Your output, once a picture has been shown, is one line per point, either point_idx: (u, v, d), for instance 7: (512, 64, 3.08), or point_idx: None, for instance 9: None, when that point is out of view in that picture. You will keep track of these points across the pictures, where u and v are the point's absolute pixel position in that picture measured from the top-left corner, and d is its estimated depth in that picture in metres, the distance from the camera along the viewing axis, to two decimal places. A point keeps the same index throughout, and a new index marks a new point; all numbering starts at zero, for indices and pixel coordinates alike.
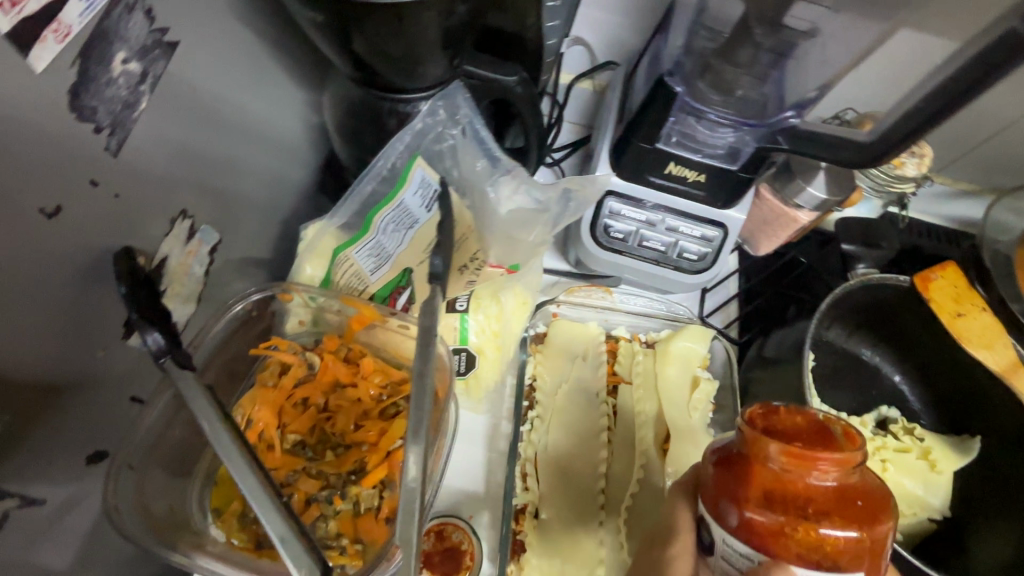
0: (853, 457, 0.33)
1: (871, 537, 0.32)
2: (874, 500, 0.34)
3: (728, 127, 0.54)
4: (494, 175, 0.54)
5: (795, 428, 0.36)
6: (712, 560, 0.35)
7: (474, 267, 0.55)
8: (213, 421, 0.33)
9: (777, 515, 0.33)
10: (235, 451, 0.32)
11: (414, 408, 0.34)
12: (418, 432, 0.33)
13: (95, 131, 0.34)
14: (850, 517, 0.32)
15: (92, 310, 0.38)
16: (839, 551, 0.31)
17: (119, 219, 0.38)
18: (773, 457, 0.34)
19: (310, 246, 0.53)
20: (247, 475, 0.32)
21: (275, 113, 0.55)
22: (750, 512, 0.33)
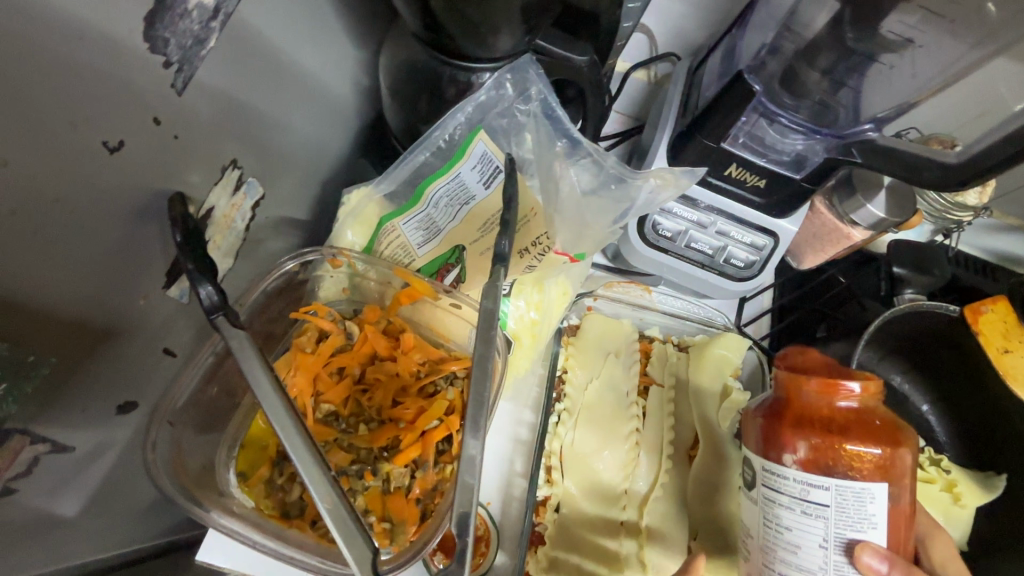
0: (872, 383, 0.38)
1: (894, 450, 0.36)
2: (898, 426, 0.38)
3: (799, 133, 0.52)
4: (573, 159, 0.53)
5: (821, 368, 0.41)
6: (754, 494, 0.39)
7: (537, 252, 0.52)
8: (268, 393, 0.31)
9: (809, 437, 0.37)
10: (290, 429, 0.30)
11: (474, 404, 0.33)
12: (477, 429, 0.33)
13: (164, 66, 0.32)
14: (873, 434, 0.36)
15: (140, 254, 0.36)
16: (866, 464, 0.35)
17: (174, 161, 0.36)
18: (802, 388, 0.39)
19: (353, 211, 0.51)
20: (303, 454, 0.30)
21: (330, 68, 0.53)
22: (788, 438, 0.38)
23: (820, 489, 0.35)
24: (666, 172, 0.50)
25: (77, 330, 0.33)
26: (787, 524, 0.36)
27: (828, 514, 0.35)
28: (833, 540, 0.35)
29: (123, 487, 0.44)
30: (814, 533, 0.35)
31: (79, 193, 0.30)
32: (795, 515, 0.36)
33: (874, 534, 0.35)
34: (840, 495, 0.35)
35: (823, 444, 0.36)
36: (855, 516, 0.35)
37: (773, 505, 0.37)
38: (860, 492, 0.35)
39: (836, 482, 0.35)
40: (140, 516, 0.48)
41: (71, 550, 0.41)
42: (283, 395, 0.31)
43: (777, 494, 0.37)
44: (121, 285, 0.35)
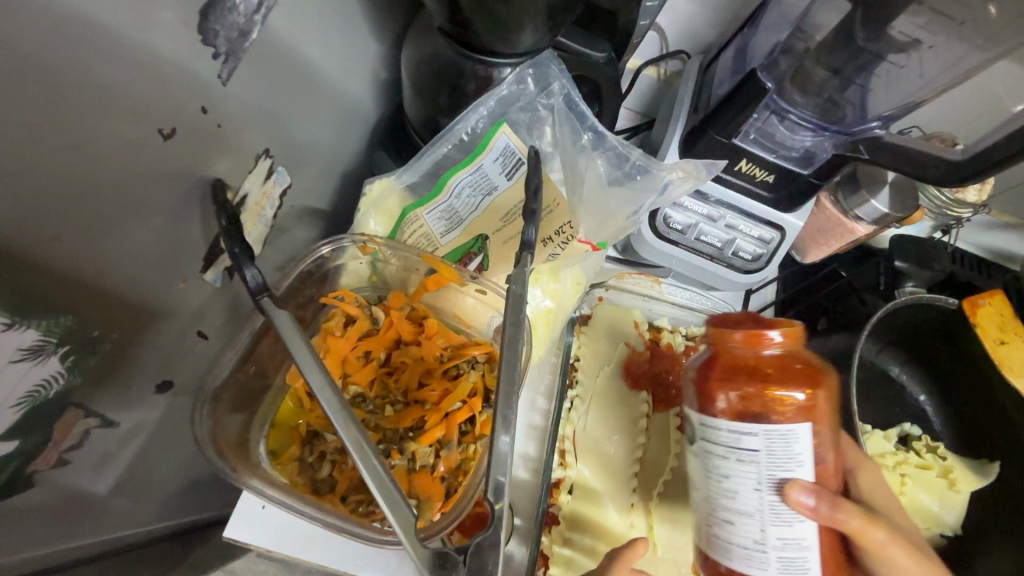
0: (793, 328, 0.38)
1: (815, 390, 0.36)
2: (819, 367, 0.38)
3: (808, 130, 0.55)
4: (596, 150, 0.55)
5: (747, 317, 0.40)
6: (695, 447, 0.39)
7: (560, 241, 0.54)
8: (318, 378, 0.33)
9: (740, 386, 0.37)
10: (341, 412, 0.32)
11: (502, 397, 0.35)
12: (508, 423, 0.34)
13: (213, 57, 0.34)
14: (795, 378, 0.36)
15: (182, 239, 0.37)
16: (791, 406, 0.35)
17: (216, 150, 0.37)
18: (729, 341, 0.38)
19: (375, 202, 0.53)
20: (354, 436, 0.31)
21: (355, 62, 0.55)
22: (718, 390, 0.37)
23: (750, 435, 0.35)
24: (687, 166, 0.52)
25: (125, 310, 0.34)
26: (724, 472, 0.36)
27: (760, 459, 0.35)
28: (766, 482, 0.35)
29: (157, 464, 0.45)
30: (747, 478, 0.35)
31: (135, 178, 0.31)
32: (730, 463, 0.36)
33: (802, 472, 0.35)
34: (768, 439, 0.35)
35: (751, 392, 0.36)
36: (782, 457, 0.35)
37: (711, 457, 0.37)
38: (786, 434, 0.35)
39: (764, 427, 0.35)
40: (170, 494, 0.50)
41: (108, 523, 0.42)
42: (331, 381, 0.33)
43: (713, 444, 0.37)
44: (165, 268, 0.37)
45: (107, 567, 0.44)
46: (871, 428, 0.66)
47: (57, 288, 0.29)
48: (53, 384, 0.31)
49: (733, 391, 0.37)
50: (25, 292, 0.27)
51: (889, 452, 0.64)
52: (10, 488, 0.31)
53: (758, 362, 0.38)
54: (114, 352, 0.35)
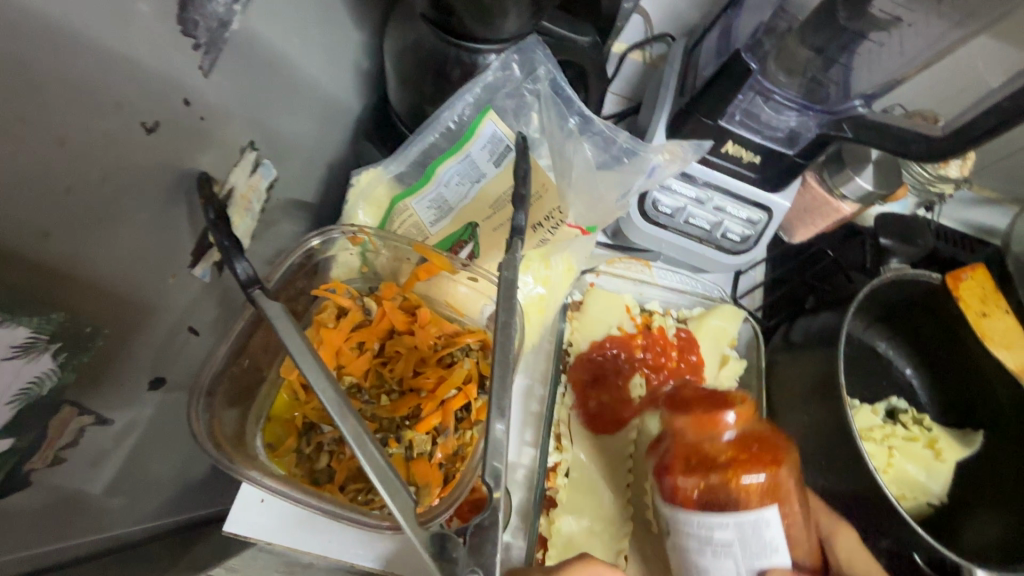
0: (740, 408, 0.43)
1: (775, 469, 0.41)
2: (773, 443, 0.43)
3: (793, 109, 0.55)
4: (583, 134, 0.55)
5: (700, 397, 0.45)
6: (671, 541, 0.42)
7: (550, 225, 0.55)
8: (314, 370, 0.32)
9: (705, 475, 0.41)
10: (339, 404, 0.32)
11: (499, 382, 0.34)
12: (502, 409, 0.33)
13: (194, 49, 0.33)
14: (754, 462, 0.41)
15: (172, 235, 0.37)
16: (755, 491, 0.39)
17: (201, 144, 0.37)
18: (687, 428, 0.43)
19: (363, 192, 0.53)
20: (354, 426, 0.31)
21: (336, 51, 0.54)
22: (683, 480, 0.42)
23: (722, 527, 0.38)
24: (676, 147, 0.53)
25: (116, 306, 0.34)
26: (705, 562, 0.40)
27: (734, 548, 0.38)
28: (745, 569, 0.38)
29: (154, 461, 0.45)
30: (727, 569, 0.39)
31: (120, 172, 0.31)
32: (709, 554, 0.39)
33: (777, 556, 0.38)
34: (740, 529, 0.38)
35: (714, 482, 0.40)
36: (757, 546, 0.38)
37: (690, 550, 0.40)
38: (756, 521, 0.38)
39: (735, 518, 0.38)
40: (168, 491, 0.50)
41: (106, 520, 0.43)
42: (327, 372, 0.33)
43: (688, 539, 0.40)
44: (154, 263, 0.36)
45: (108, 564, 0.44)
46: (859, 403, 0.68)
47: (44, 286, 0.29)
48: (47, 381, 0.31)
49: (697, 480, 0.41)
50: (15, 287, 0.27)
51: (877, 426, 0.66)
52: (7, 487, 0.31)
53: (717, 446, 0.42)
54: (107, 350, 0.35)
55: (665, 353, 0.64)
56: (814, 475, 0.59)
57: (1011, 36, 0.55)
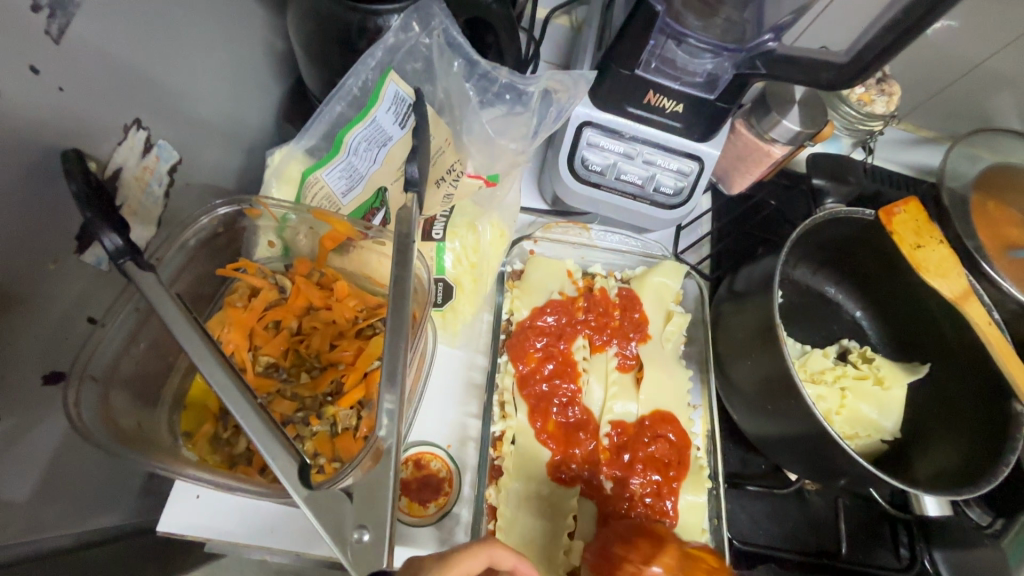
0: None
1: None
2: None
3: (707, 51, 0.54)
4: (474, 78, 0.54)
5: None
6: None
7: (452, 179, 0.53)
8: (197, 345, 0.31)
9: None
10: (225, 379, 0.30)
11: (390, 345, 0.32)
12: (395, 371, 0.32)
13: (33, 9, 0.32)
14: None
15: (45, 216, 0.35)
16: None
17: (65, 117, 0.35)
18: None
19: (277, 170, 0.52)
20: (240, 403, 0.30)
21: (238, 28, 0.52)
22: None
23: None
24: (560, 78, 0.54)
25: None
26: None
27: None
28: None
29: (72, 462, 0.43)
30: None
31: None
32: None
33: None
34: None
35: None
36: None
37: None
38: None
39: None
40: (99, 494, 0.48)
41: (24, 527, 0.40)
42: (213, 349, 0.32)
43: None
44: (22, 245, 0.34)
45: None
46: (811, 349, 0.68)
47: None
48: None
49: None
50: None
51: (827, 368, 0.66)
52: None
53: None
54: None
55: (606, 313, 0.63)
56: (763, 419, 0.59)
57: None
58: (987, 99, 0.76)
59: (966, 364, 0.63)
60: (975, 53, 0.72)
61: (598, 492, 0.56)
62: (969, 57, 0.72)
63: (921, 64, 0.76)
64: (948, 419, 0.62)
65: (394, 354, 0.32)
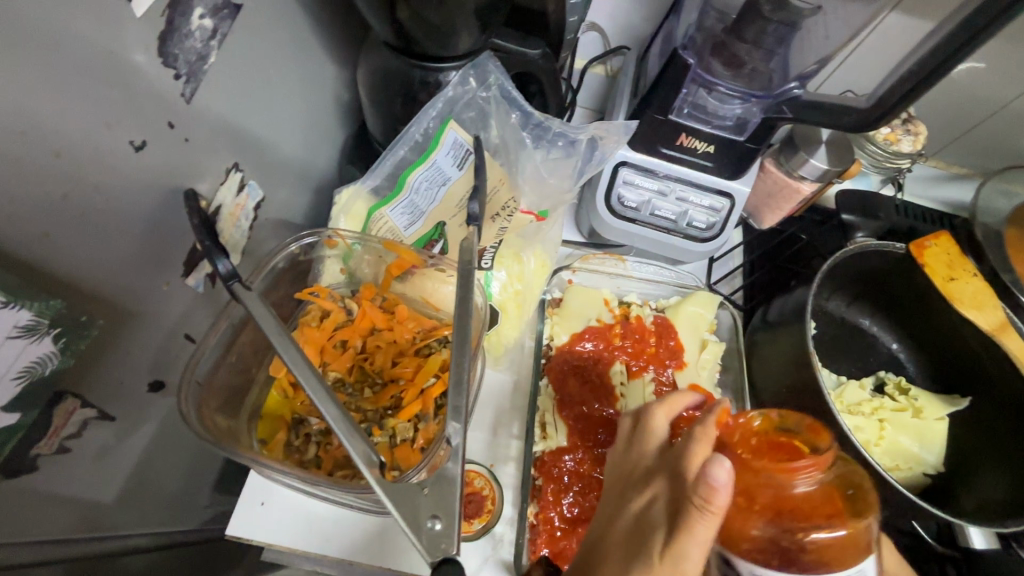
0: (824, 456, 0.36)
1: (858, 525, 0.35)
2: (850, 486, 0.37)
3: (737, 98, 0.59)
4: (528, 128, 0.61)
5: (759, 440, 0.39)
6: None
7: (507, 215, 0.58)
8: (291, 351, 0.36)
9: (789, 529, 0.35)
10: (316, 383, 0.35)
11: (456, 359, 0.37)
12: (460, 387, 0.36)
13: (175, 78, 0.38)
14: (836, 514, 0.35)
15: (164, 247, 0.41)
16: (843, 548, 0.35)
17: (186, 162, 0.41)
18: (757, 473, 0.36)
19: (345, 208, 0.58)
20: (328, 404, 0.34)
21: (316, 84, 0.60)
22: (756, 533, 0.35)
23: None
24: (605, 126, 0.59)
25: (111, 309, 0.38)
26: None
27: None
28: None
29: (154, 466, 0.48)
30: None
31: (110, 186, 0.35)
32: None
33: None
34: None
35: (796, 541, 0.34)
36: None
37: None
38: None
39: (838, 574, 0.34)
40: (172, 496, 0.53)
41: (115, 521, 0.45)
42: (306, 358, 0.36)
43: None
44: (149, 271, 0.40)
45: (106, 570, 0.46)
46: (846, 380, 0.70)
47: (49, 286, 0.32)
48: (47, 364, 0.33)
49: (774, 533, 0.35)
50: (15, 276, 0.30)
51: (864, 400, 0.67)
52: (14, 469, 0.33)
53: (798, 499, 0.36)
54: (103, 350, 0.38)
55: (643, 340, 0.66)
56: None
57: (924, 7, 0.61)
58: (1018, 136, 0.78)
59: (1007, 400, 0.63)
60: (1001, 94, 0.74)
61: None
62: (995, 98, 0.75)
63: (949, 103, 0.79)
64: (997, 451, 0.62)
65: (462, 367, 0.36)
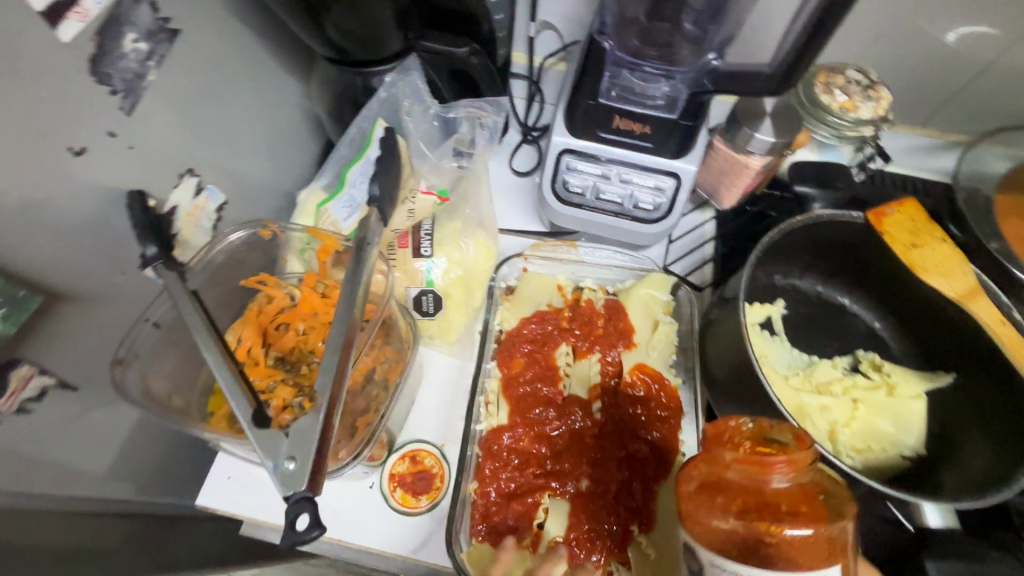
0: (805, 455, 0.39)
1: (826, 530, 0.38)
2: (823, 498, 0.40)
3: (661, 76, 0.61)
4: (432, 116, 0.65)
5: (748, 439, 0.42)
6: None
7: (410, 196, 0.64)
8: (197, 321, 0.43)
9: (756, 520, 0.39)
10: (215, 350, 0.41)
11: (338, 322, 0.42)
12: (338, 344, 0.41)
13: (111, 94, 0.45)
14: (805, 518, 0.39)
15: (115, 240, 0.48)
16: (800, 546, 0.38)
17: (132, 166, 0.48)
18: (733, 463, 0.40)
19: (301, 207, 0.63)
20: (221, 367, 0.40)
21: (279, 100, 0.66)
22: (720, 519, 0.40)
23: None
24: (475, 107, 0.65)
25: (59, 292, 0.44)
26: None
27: None
28: None
29: (123, 435, 0.55)
30: None
31: (53, 185, 0.42)
32: None
33: None
34: None
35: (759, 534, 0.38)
36: None
37: None
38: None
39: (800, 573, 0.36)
40: (146, 466, 0.59)
41: (86, 484, 0.52)
42: (209, 327, 0.43)
43: None
44: (100, 262, 0.47)
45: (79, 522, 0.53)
46: (819, 359, 0.66)
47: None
48: None
49: (740, 526, 0.39)
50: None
51: (835, 379, 0.63)
52: None
53: (767, 492, 0.40)
54: (57, 326, 0.44)
55: (592, 322, 0.66)
56: None
57: None
58: (1012, 95, 0.72)
59: (991, 366, 0.58)
60: (985, 52, 0.69)
61: (574, 490, 0.57)
62: (979, 57, 0.70)
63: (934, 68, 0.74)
64: (985, 416, 0.58)
65: (352, 328, 0.42)
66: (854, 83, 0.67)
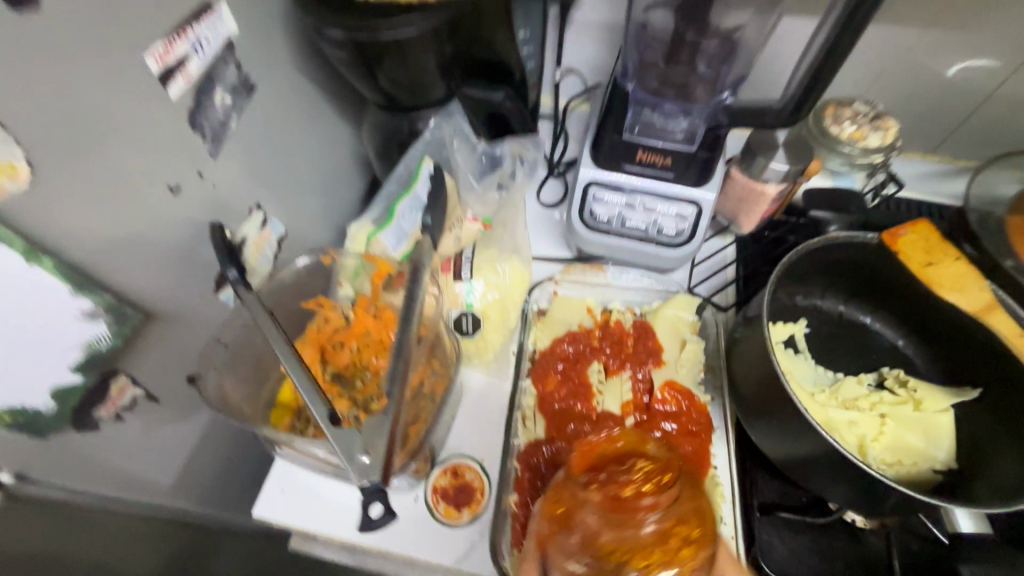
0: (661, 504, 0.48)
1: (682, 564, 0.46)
2: (694, 534, 0.48)
3: (679, 113, 0.66)
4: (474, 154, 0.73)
5: (621, 487, 0.51)
6: None
7: (457, 223, 0.69)
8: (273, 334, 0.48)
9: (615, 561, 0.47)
10: (291, 358, 0.46)
11: (400, 335, 0.47)
12: (400, 355, 0.47)
13: (202, 140, 0.52)
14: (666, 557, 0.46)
15: (196, 267, 0.54)
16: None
17: (214, 202, 0.55)
18: (593, 515, 0.49)
19: (352, 237, 0.69)
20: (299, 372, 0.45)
21: (333, 142, 0.74)
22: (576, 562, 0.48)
23: None
24: (518, 142, 0.73)
25: (151, 312, 0.50)
26: None
27: None
28: None
29: (190, 446, 0.59)
30: None
31: (154, 218, 0.48)
32: None
33: None
34: None
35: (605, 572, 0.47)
36: None
37: None
38: None
39: None
40: (205, 477, 0.63)
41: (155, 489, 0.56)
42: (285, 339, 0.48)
43: None
44: (184, 287, 0.53)
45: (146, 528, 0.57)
46: (844, 376, 0.67)
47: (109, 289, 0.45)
48: (101, 340, 0.45)
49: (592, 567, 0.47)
50: (82, 279, 0.42)
51: (861, 395, 0.65)
52: (80, 424, 0.46)
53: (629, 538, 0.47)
54: (146, 342, 0.50)
55: (622, 341, 0.70)
56: (778, 437, 0.59)
57: None
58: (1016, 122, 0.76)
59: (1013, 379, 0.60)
60: (986, 83, 0.74)
61: None
62: (981, 88, 0.75)
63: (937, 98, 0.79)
64: (1011, 432, 0.59)
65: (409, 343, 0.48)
66: (861, 114, 0.71)
